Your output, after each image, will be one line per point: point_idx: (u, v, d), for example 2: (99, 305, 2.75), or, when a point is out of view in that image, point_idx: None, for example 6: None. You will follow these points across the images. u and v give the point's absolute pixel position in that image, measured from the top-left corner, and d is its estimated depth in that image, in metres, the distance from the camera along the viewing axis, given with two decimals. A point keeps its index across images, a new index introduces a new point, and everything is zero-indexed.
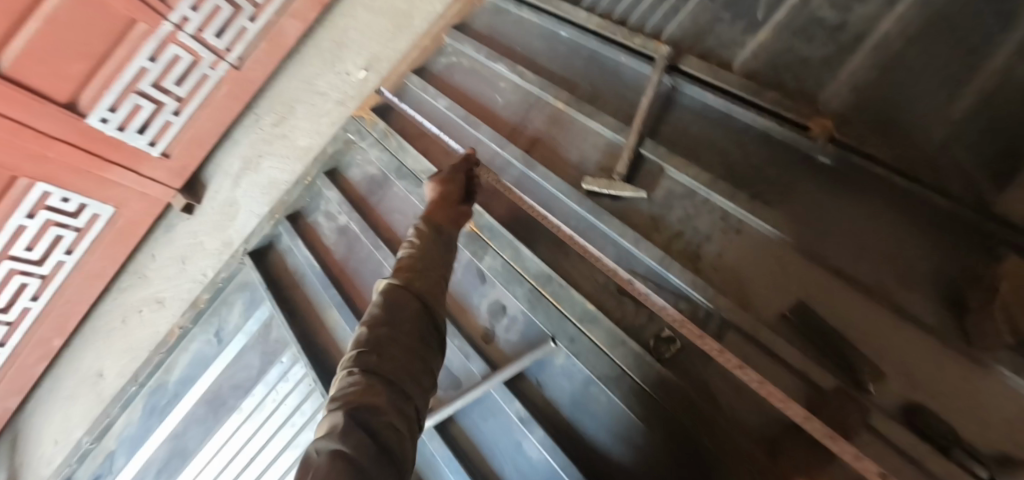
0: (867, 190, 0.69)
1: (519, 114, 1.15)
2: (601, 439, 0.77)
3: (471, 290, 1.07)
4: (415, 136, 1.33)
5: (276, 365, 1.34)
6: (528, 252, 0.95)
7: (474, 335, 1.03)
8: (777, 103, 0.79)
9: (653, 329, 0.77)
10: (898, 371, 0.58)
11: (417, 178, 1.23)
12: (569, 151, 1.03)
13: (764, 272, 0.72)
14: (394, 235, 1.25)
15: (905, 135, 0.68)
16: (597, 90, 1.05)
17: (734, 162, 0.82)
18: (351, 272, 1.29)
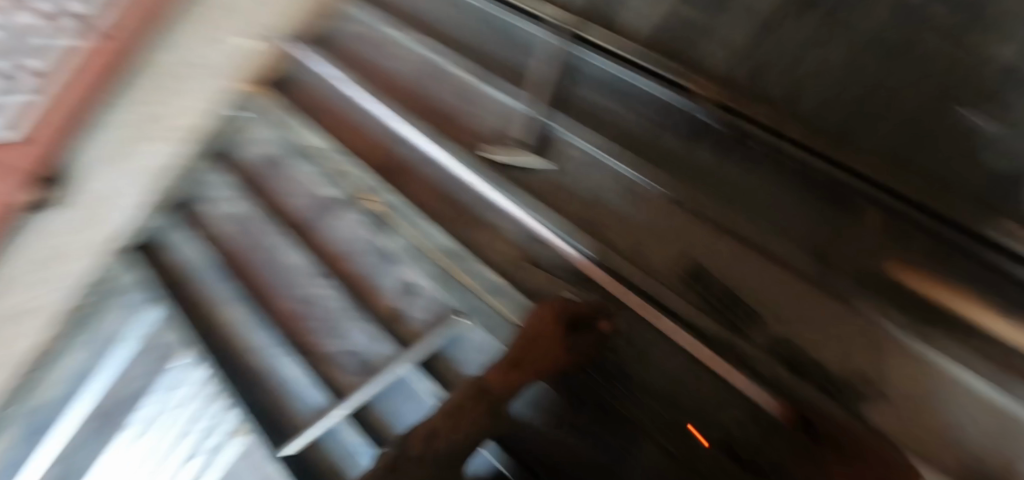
0: (898, 414, 0.68)
1: (567, 183, 1.05)
2: None
3: (453, 353, 1.08)
4: (420, 164, 1.24)
5: (240, 353, 1.26)
6: (530, 325, 0.87)
7: (450, 396, 0.93)
8: (857, 284, 0.75)
9: (654, 424, 0.84)
10: None
11: (419, 218, 1.18)
12: (607, 249, 0.92)
13: (792, 448, 0.65)
14: (401, 270, 1.25)
15: (969, 359, 0.65)
16: (578, 174, 1.04)
17: (789, 327, 0.78)
18: (353, 291, 1.31)
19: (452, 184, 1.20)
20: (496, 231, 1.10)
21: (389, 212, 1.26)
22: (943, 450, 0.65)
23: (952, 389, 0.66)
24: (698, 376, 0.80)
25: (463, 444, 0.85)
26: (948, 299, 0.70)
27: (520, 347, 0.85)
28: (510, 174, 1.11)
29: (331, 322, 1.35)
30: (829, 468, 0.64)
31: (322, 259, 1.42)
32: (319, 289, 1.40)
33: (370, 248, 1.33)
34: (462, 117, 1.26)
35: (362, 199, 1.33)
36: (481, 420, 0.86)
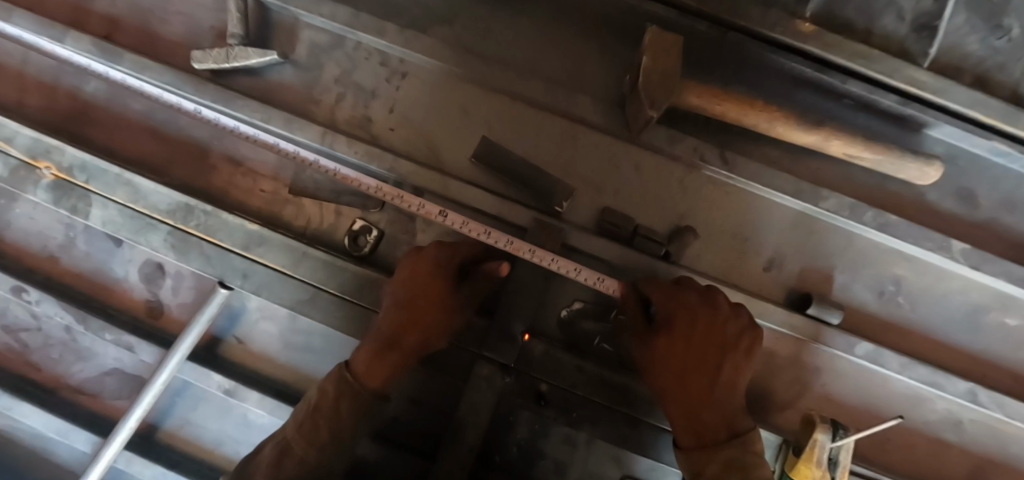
0: (796, 256, 0.81)
1: (383, 77, 0.83)
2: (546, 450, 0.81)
3: (240, 320, 0.85)
4: (115, 109, 0.87)
5: (87, 393, 0.88)
6: (304, 259, 0.78)
7: (250, 369, 0.85)
8: (723, 144, 0.80)
9: (572, 361, 0.77)
10: (791, 370, 0.80)
11: (118, 210, 0.80)
12: (446, 133, 0.83)
13: (703, 315, 0.67)
14: (109, 259, 0.87)
15: (821, 170, 0.81)
16: (375, 86, 0.83)
17: (656, 203, 0.81)
18: (76, 268, 0.88)
19: (194, 142, 0.85)
20: (286, 178, 0.84)
21: (132, 201, 0.80)
22: (885, 326, 0.81)
23: (878, 256, 0.81)
24: (591, 305, 0.80)
25: (348, 445, 0.68)
26: (868, 184, 0.81)
27: (399, 320, 0.70)
28: (317, 84, 0.84)
29: (97, 349, 0.87)
30: (777, 342, 0.80)
31: (36, 279, 0.87)
32: (58, 327, 0.88)
33: (76, 237, 0.88)
34: (166, 35, 0.87)
35: (79, 189, 0.81)
36: (363, 423, 0.69)
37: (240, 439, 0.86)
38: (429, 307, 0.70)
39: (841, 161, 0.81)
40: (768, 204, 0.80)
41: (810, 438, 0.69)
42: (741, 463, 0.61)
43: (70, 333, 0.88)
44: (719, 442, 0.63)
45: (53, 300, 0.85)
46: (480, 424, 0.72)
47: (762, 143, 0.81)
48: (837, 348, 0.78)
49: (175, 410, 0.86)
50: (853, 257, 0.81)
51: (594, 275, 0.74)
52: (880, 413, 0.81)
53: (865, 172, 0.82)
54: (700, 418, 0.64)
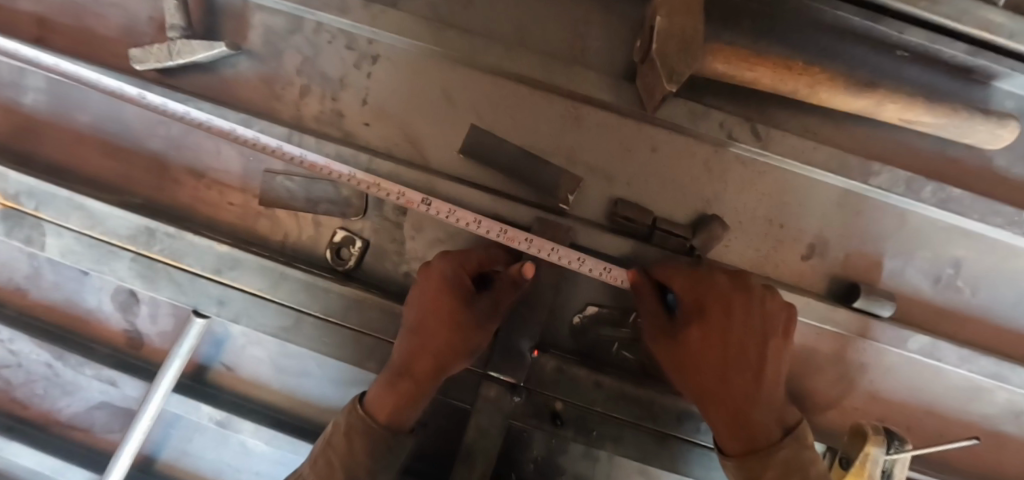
0: (840, 241, 0.70)
1: (353, 62, 0.72)
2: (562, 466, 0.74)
3: (225, 346, 0.78)
4: (62, 123, 0.78)
5: (78, 427, 0.84)
6: (284, 281, 0.70)
7: (242, 397, 0.79)
8: (753, 114, 0.69)
9: (589, 377, 0.69)
10: (837, 369, 0.71)
11: (77, 238, 0.73)
12: (429, 123, 0.72)
13: (737, 295, 0.56)
14: (80, 290, 0.80)
15: (866, 139, 0.70)
16: (343, 74, 0.72)
17: (677, 190, 0.70)
18: (47, 300, 0.81)
19: (153, 155, 0.76)
20: (256, 188, 0.74)
21: (88, 228, 0.72)
22: (942, 314, 0.72)
23: (936, 235, 0.70)
24: (609, 311, 0.71)
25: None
26: (921, 153, 0.70)
27: (411, 345, 0.60)
28: (278, 78, 0.73)
29: (81, 383, 0.82)
30: (819, 340, 0.70)
31: (5, 314, 0.81)
32: (37, 363, 0.82)
33: (40, 267, 0.81)
34: (102, 32, 0.76)
35: (30, 218, 0.73)
36: (384, 465, 0.60)
37: (242, 467, 0.81)
38: (442, 328, 0.60)
39: (893, 126, 0.69)
40: (807, 182, 0.69)
41: (860, 452, 0.61)
42: (799, 463, 0.53)
43: (52, 368, 0.82)
44: (773, 442, 0.53)
45: (26, 337, 0.79)
46: (489, 452, 0.64)
47: (799, 112, 0.69)
48: (887, 343, 0.69)
49: (170, 441, 0.82)
50: (906, 239, 0.70)
51: (600, 264, 0.64)
52: (933, 410, 0.73)
53: (918, 138, 0.70)
54: (746, 415, 0.54)
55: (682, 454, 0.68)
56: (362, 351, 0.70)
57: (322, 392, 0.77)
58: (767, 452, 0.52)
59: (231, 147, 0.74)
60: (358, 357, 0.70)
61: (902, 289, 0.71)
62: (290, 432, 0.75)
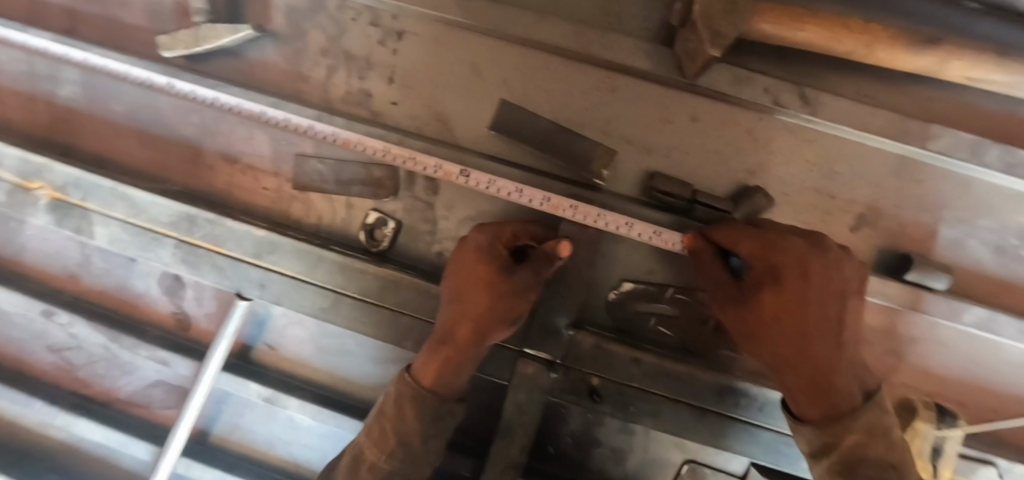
0: (895, 211, 0.67)
1: (377, 38, 0.70)
2: (601, 439, 0.77)
3: (267, 326, 0.81)
4: (98, 113, 0.79)
5: (139, 403, 0.89)
6: (322, 263, 0.71)
7: (288, 374, 0.82)
8: (802, 78, 0.64)
9: (626, 353, 0.68)
10: (883, 342, 0.69)
11: (122, 226, 0.75)
12: (459, 99, 0.70)
13: (819, 258, 0.53)
14: (128, 276, 0.83)
15: (928, 99, 0.65)
16: (368, 51, 0.70)
17: (720, 161, 0.67)
18: (99, 287, 0.85)
19: (187, 142, 0.77)
20: (288, 172, 0.75)
21: (133, 216, 0.74)
22: (1006, 286, 0.68)
23: (1002, 203, 0.66)
24: (646, 287, 0.70)
25: (420, 461, 0.60)
26: (991, 113, 0.65)
27: (453, 312, 0.59)
28: (303, 58, 0.72)
29: (138, 364, 0.86)
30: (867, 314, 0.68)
31: (63, 300, 0.85)
32: (96, 345, 0.87)
33: (91, 255, 0.84)
34: (129, 20, 0.76)
35: (77, 209, 0.76)
36: (434, 433, 0.59)
37: (291, 441, 0.85)
38: (485, 293, 0.58)
39: (959, 85, 0.64)
40: (861, 149, 0.65)
41: (909, 427, 0.61)
42: (882, 428, 0.52)
43: (109, 350, 0.87)
44: (855, 407, 0.51)
45: (84, 321, 0.83)
46: (527, 426, 0.66)
47: (853, 73, 0.64)
48: (943, 316, 0.66)
49: (224, 416, 0.86)
50: (968, 208, 0.66)
51: (649, 228, 0.63)
52: (989, 385, 0.71)
53: (985, 96, 0.65)
54: (832, 379, 0.52)
55: (725, 429, 0.68)
56: (401, 330, 0.70)
57: (363, 370, 0.79)
58: (851, 418, 0.51)
59: (261, 131, 0.75)
60: (396, 336, 0.71)
61: (962, 261, 0.67)
62: (334, 408, 0.78)
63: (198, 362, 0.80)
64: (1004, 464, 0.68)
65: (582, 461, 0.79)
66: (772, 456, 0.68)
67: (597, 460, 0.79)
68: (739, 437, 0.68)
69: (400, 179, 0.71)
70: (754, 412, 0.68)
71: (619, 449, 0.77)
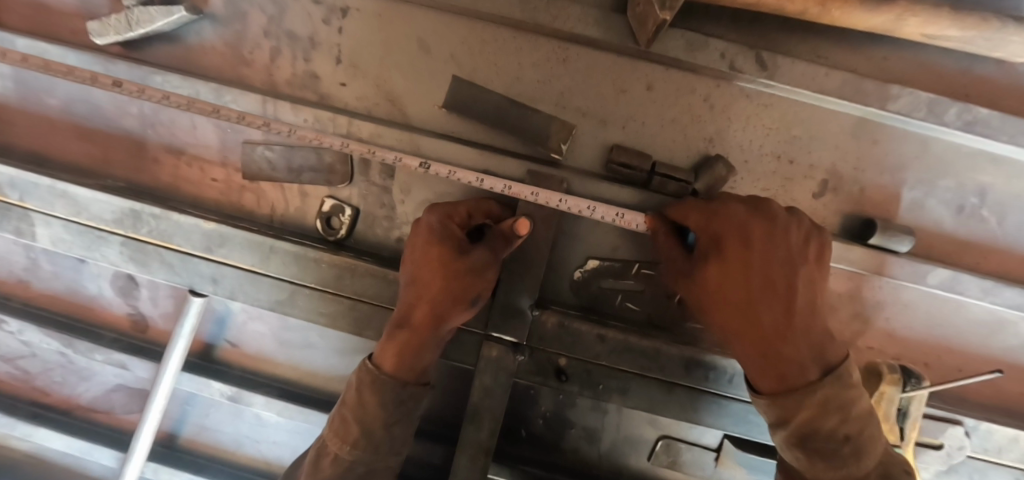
0: (857, 174, 0.66)
1: (320, 16, 0.67)
2: (574, 419, 0.76)
3: (226, 323, 0.78)
4: (32, 107, 0.75)
5: (99, 409, 0.86)
6: (275, 254, 0.68)
7: (251, 371, 0.79)
8: (758, 42, 0.63)
9: (593, 332, 0.67)
10: (849, 307, 0.69)
11: (64, 227, 0.71)
12: (408, 78, 0.67)
13: (764, 226, 0.53)
14: (78, 278, 0.80)
15: (885, 59, 0.63)
16: (311, 30, 0.67)
17: (678, 131, 0.65)
18: (48, 291, 0.82)
19: (128, 135, 0.74)
20: (237, 162, 0.72)
21: (74, 215, 0.71)
22: (967, 246, 0.68)
23: (961, 161, 0.66)
24: (611, 264, 0.69)
25: (385, 453, 0.54)
26: (948, 71, 0.64)
27: (409, 297, 0.56)
28: (244, 41, 0.69)
29: (96, 368, 0.84)
30: (832, 279, 0.68)
31: (12, 307, 0.82)
32: (50, 351, 0.84)
33: (37, 258, 0.80)
34: (58, 7, 0.72)
35: (16, 209, 0.72)
36: (397, 419, 0.53)
37: (260, 439, 0.83)
38: (439, 274, 0.55)
39: (916, 43, 0.63)
40: (819, 112, 0.64)
41: (875, 391, 0.60)
42: (839, 402, 0.50)
43: (65, 356, 0.84)
44: (809, 381, 0.50)
45: (34, 328, 0.79)
46: (497, 410, 0.65)
47: (810, 35, 0.63)
48: (906, 278, 0.66)
49: (189, 418, 0.84)
50: (928, 170, 0.66)
51: (612, 210, 0.62)
52: (954, 345, 0.71)
53: (943, 54, 0.64)
54: (785, 347, 0.51)
55: (692, 403, 0.67)
56: (362, 320, 0.68)
57: (328, 363, 0.77)
58: (804, 392, 0.50)
59: (206, 120, 0.71)
60: (358, 326, 0.69)
61: (924, 221, 0.67)
62: (300, 402, 0.76)
63: (156, 364, 0.77)
64: (971, 423, 0.68)
65: (556, 443, 0.78)
66: (740, 426, 0.68)
67: (570, 442, 0.78)
68: (707, 411, 0.67)
69: (353, 164, 0.69)
70: (724, 385, 0.67)
71: (592, 428, 0.77)
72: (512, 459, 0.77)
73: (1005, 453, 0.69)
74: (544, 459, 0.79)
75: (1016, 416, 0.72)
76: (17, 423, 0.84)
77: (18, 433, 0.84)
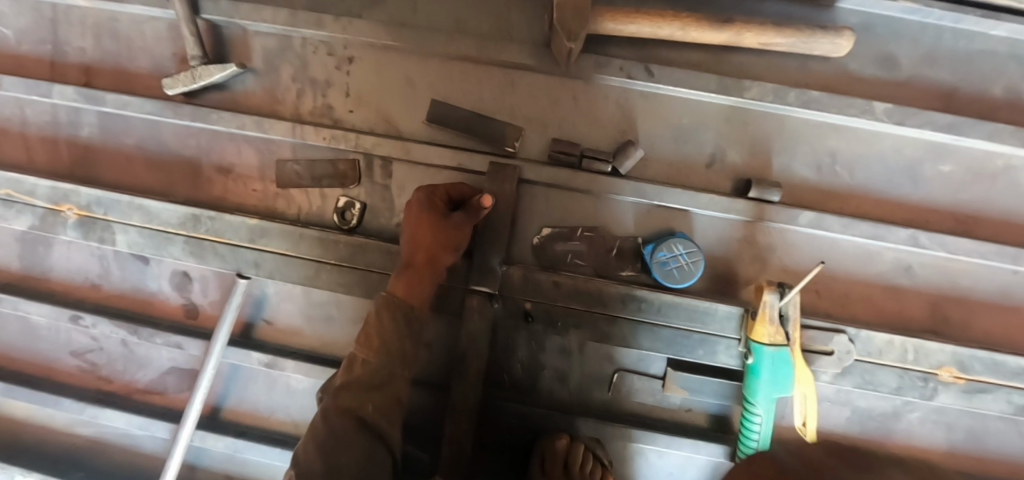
0: (736, 149, 0.89)
1: (333, 63, 0.92)
2: (549, 363, 0.94)
3: (262, 305, 0.97)
4: (111, 146, 0.98)
5: (152, 392, 1.02)
6: (304, 240, 0.89)
7: (282, 345, 0.97)
8: (648, 58, 0.87)
9: (549, 279, 0.87)
10: (748, 251, 0.90)
11: (139, 232, 0.93)
12: (399, 102, 0.91)
13: None
14: (141, 280, 1.00)
15: (742, 63, 0.88)
16: (326, 74, 0.92)
17: (599, 126, 0.89)
18: (114, 291, 1.01)
19: (186, 161, 0.96)
20: (272, 175, 0.94)
21: (147, 222, 0.93)
22: (828, 194, 0.90)
23: (812, 132, 0.89)
24: (561, 229, 0.90)
25: (405, 361, 0.72)
26: (789, 70, 0.89)
27: (409, 247, 0.77)
28: (277, 85, 0.93)
29: (154, 354, 1.02)
30: (730, 227, 0.89)
31: (86, 306, 1.01)
32: (116, 342, 1.03)
33: (109, 265, 1.01)
34: (136, 72, 0.97)
35: (101, 222, 0.94)
36: (405, 335, 0.73)
37: (290, 405, 1.00)
38: (433, 233, 0.76)
39: (761, 52, 0.88)
40: (699, 104, 0.88)
41: (760, 301, 0.81)
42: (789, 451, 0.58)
43: (129, 346, 1.03)
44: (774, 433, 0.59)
45: (107, 321, 0.99)
46: (482, 345, 0.86)
47: (685, 51, 0.88)
48: (783, 221, 0.87)
49: (232, 391, 1.01)
50: (787, 142, 0.89)
51: None
52: (835, 273, 0.91)
53: (783, 57, 0.89)
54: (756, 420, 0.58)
55: (632, 330, 0.88)
56: (372, 285, 0.89)
57: (345, 330, 0.95)
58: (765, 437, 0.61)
59: (248, 146, 0.94)
60: (369, 291, 0.89)
61: (792, 179, 0.89)
62: (324, 364, 0.94)
63: (206, 341, 0.97)
64: (853, 331, 0.87)
65: (536, 385, 0.95)
66: (674, 349, 0.87)
67: (547, 383, 0.95)
68: (643, 336, 0.88)
69: (360, 169, 0.91)
70: (653, 314, 0.87)
71: (563, 370, 0.94)
72: (499, 401, 0.94)
73: (885, 354, 0.88)
74: (525, 399, 0.95)
75: (897, 328, 0.91)
76: (87, 406, 1.01)
77: (88, 415, 1.02)
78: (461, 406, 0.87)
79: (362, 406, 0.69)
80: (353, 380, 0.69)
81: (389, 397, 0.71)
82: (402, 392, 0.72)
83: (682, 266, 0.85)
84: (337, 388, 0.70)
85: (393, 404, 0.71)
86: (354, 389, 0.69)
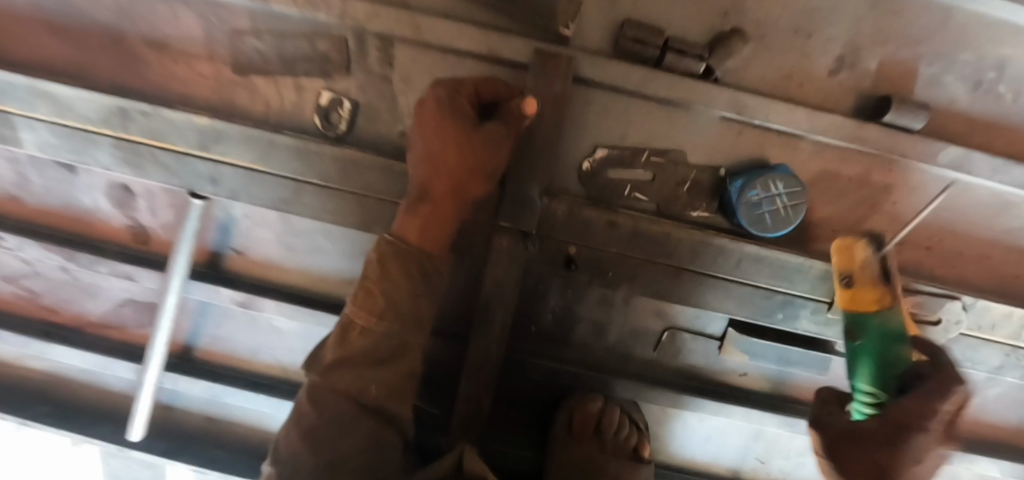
0: (871, 51, 0.64)
1: None
2: (588, 315, 0.78)
3: (230, 231, 0.77)
4: None
5: (108, 325, 0.86)
6: (276, 151, 0.66)
7: (261, 279, 0.78)
8: None
9: (602, 218, 0.67)
10: (858, 193, 0.69)
11: (49, 129, 0.68)
12: None
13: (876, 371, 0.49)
14: (69, 191, 0.78)
15: None
16: None
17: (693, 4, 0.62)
18: (39, 205, 0.79)
19: (104, 29, 0.69)
20: (226, 56, 0.68)
21: (59, 116, 0.68)
22: (979, 124, 0.67)
23: (982, 33, 0.64)
24: (620, 151, 0.67)
25: (420, 326, 0.55)
26: None
27: (425, 170, 0.56)
28: None
29: (102, 283, 0.83)
30: (842, 161, 0.68)
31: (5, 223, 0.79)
32: (53, 267, 0.83)
33: (25, 171, 0.78)
34: None
35: None
36: (421, 292, 0.55)
37: (274, 347, 0.84)
38: (458, 151, 0.53)
39: None
40: None
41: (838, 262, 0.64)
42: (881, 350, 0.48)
43: (69, 272, 0.83)
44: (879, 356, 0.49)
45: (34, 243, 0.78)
46: (510, 296, 0.68)
47: None
48: (918, 159, 0.66)
49: (203, 329, 0.85)
50: (945, 46, 0.64)
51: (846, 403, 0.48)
52: (958, 228, 0.72)
53: None
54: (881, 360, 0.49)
55: (699, 286, 0.70)
56: (370, 214, 0.68)
57: (337, 265, 0.77)
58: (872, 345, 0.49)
59: (188, 9, 0.67)
60: (366, 219, 0.69)
61: (938, 99, 0.66)
62: (312, 306, 0.76)
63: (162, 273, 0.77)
64: (971, 300, 0.70)
65: (568, 338, 0.79)
66: (748, 310, 0.71)
67: (581, 337, 0.79)
68: (711, 293, 0.70)
69: (349, 52, 0.65)
70: (729, 268, 0.68)
71: (601, 322, 0.78)
72: (523, 355, 0.79)
73: (998, 329, 0.72)
74: (553, 353, 0.80)
75: (1014, 297, 0.74)
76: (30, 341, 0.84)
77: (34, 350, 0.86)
78: (481, 364, 0.71)
79: (363, 388, 0.52)
80: (350, 356, 0.52)
81: (398, 374, 0.54)
82: (416, 364, 0.56)
83: (777, 210, 0.64)
84: (327, 365, 0.52)
85: (402, 380, 0.55)
86: (351, 365, 0.52)
